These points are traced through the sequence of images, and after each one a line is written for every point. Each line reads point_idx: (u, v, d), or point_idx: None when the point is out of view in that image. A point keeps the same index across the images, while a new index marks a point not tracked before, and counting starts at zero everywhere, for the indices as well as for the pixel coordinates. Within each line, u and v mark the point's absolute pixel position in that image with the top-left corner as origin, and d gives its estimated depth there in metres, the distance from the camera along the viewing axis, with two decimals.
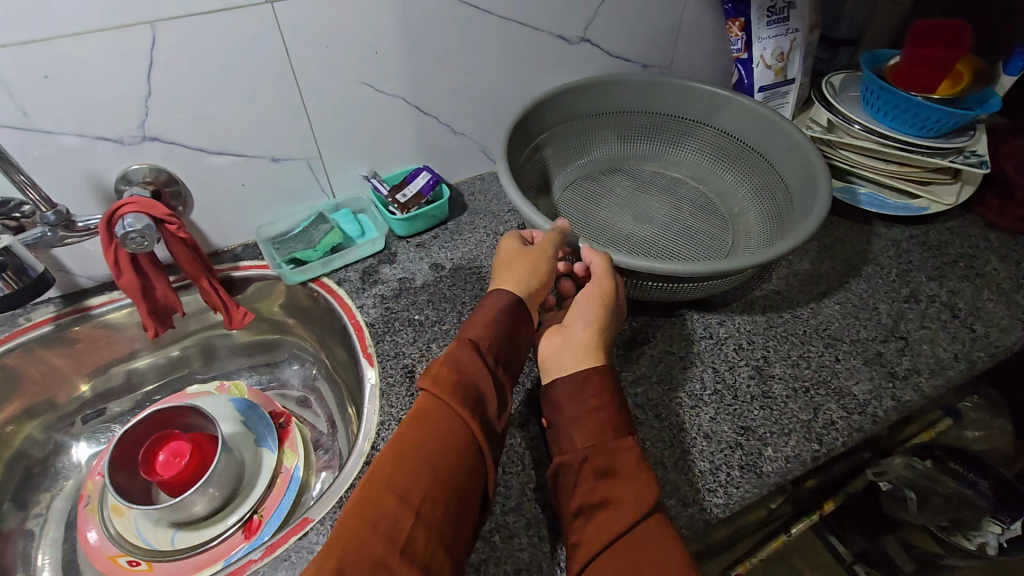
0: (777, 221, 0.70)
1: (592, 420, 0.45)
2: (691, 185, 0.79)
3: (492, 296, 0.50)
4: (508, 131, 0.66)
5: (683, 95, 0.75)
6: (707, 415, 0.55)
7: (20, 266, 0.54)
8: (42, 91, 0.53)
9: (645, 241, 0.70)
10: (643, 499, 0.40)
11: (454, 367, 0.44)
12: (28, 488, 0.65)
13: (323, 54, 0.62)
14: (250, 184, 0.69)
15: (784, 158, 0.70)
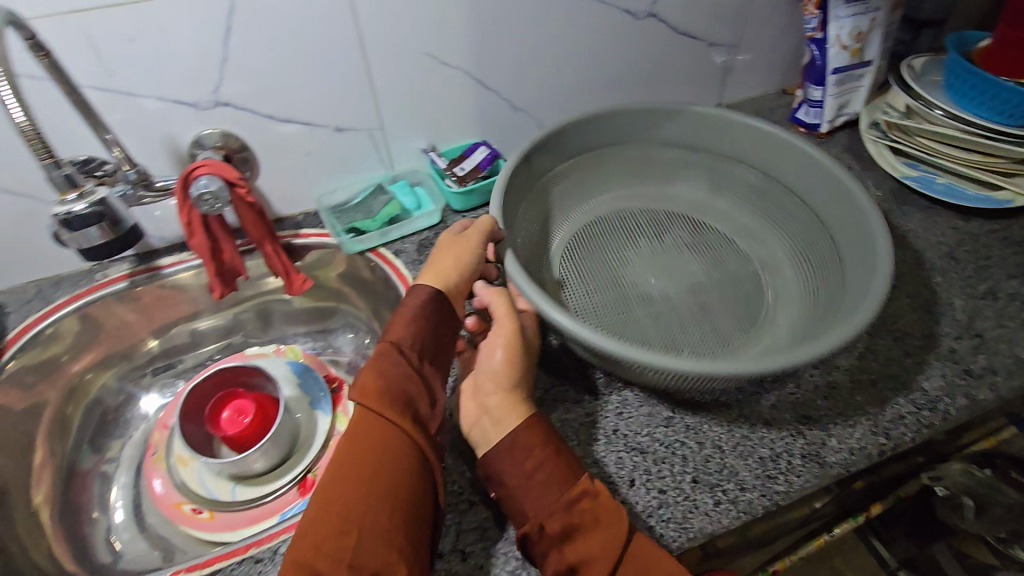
0: (818, 291, 0.62)
1: (541, 485, 0.44)
2: (723, 241, 0.71)
3: (412, 293, 0.52)
4: (512, 165, 0.61)
5: (724, 130, 0.70)
6: (768, 402, 0.54)
7: (116, 217, 0.54)
8: (126, 51, 0.55)
9: (653, 301, 0.64)
10: (610, 547, 0.41)
11: (381, 374, 0.46)
12: (102, 434, 0.69)
13: (389, 25, 0.62)
14: (314, 153, 0.70)
15: (834, 212, 0.63)
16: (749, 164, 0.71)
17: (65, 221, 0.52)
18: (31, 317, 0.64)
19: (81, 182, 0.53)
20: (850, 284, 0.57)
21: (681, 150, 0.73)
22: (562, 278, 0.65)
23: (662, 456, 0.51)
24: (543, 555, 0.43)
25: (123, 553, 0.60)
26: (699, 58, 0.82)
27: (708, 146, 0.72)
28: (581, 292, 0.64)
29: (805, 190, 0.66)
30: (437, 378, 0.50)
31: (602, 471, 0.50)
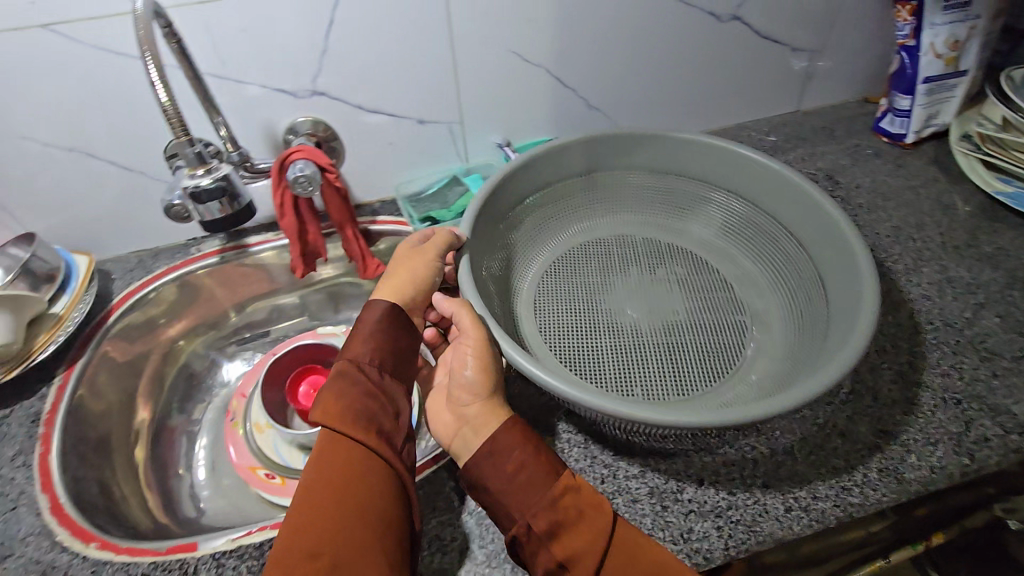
0: (801, 331, 0.60)
1: (525, 485, 0.44)
2: (716, 279, 0.69)
3: (368, 310, 0.53)
4: (479, 194, 0.62)
5: (719, 160, 0.68)
6: (844, 414, 0.53)
7: (236, 193, 0.57)
8: (238, 41, 0.59)
9: (623, 332, 0.63)
10: (595, 542, 0.42)
11: (340, 394, 0.47)
12: (189, 396, 0.73)
13: (477, 20, 0.64)
14: (396, 144, 0.73)
15: (825, 256, 0.60)
16: (745, 198, 0.69)
17: (194, 195, 0.55)
18: (135, 283, 0.70)
19: (209, 160, 0.56)
20: (828, 337, 0.54)
21: (659, 176, 0.72)
22: (530, 301, 0.66)
23: (731, 458, 0.51)
24: (532, 554, 0.43)
25: (206, 509, 0.65)
26: (780, 62, 0.81)
27: (688, 173, 0.71)
28: (549, 319, 0.65)
29: (800, 230, 0.63)
30: (400, 391, 0.51)
31: (671, 469, 0.51)
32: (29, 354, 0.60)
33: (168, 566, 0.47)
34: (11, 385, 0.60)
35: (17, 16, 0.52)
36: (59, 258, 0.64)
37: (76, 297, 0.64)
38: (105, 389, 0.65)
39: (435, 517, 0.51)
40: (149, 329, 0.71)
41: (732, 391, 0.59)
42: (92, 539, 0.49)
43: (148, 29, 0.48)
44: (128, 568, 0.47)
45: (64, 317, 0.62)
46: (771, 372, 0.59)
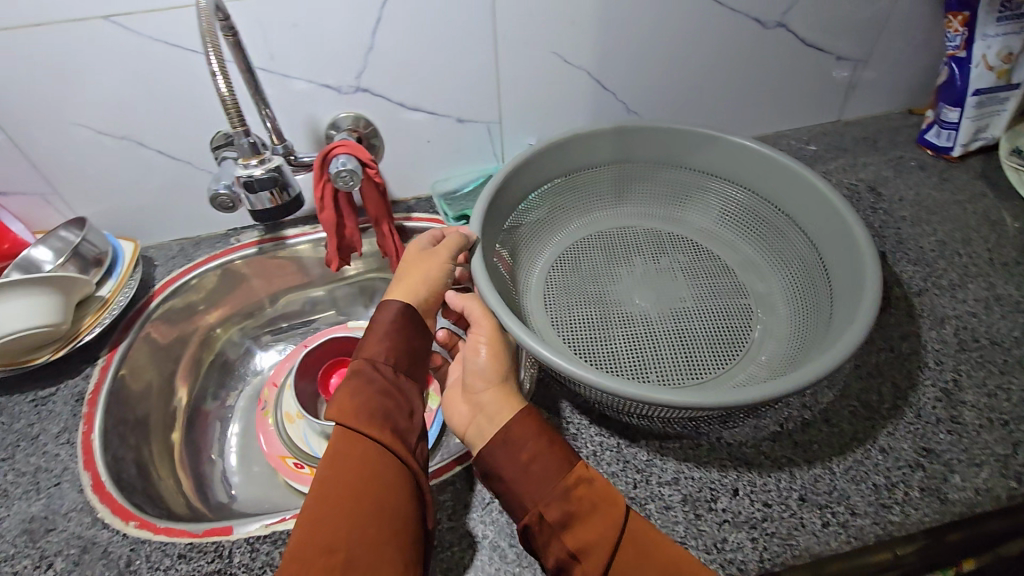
0: (807, 324, 0.58)
1: (538, 475, 0.44)
2: (717, 265, 0.67)
3: (381, 311, 0.53)
4: (488, 188, 0.60)
5: (716, 150, 0.66)
6: (885, 430, 0.52)
7: (286, 184, 0.59)
8: (287, 36, 0.60)
9: (633, 321, 0.62)
10: (607, 534, 0.42)
11: (356, 393, 0.48)
12: (223, 382, 0.75)
13: (521, 20, 0.64)
14: (433, 142, 0.74)
15: (834, 249, 0.58)
16: (745, 186, 0.67)
17: (248, 185, 0.57)
18: (177, 271, 0.72)
19: (262, 150, 0.58)
20: (832, 331, 0.52)
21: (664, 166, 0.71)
22: (539, 295, 0.65)
23: (767, 469, 0.50)
24: (544, 544, 0.43)
25: (237, 494, 0.66)
26: (824, 71, 0.80)
27: (693, 165, 0.69)
28: (560, 313, 0.63)
29: (807, 219, 0.62)
30: (414, 389, 0.52)
31: (705, 476, 0.50)
32: (77, 333, 0.61)
33: (204, 548, 0.48)
34: (58, 365, 0.62)
35: (79, 7, 0.53)
36: (108, 243, 0.66)
37: (121, 281, 0.66)
38: (145, 373, 0.66)
39: (466, 514, 0.50)
40: (188, 316, 0.73)
41: (741, 373, 0.57)
42: (131, 517, 0.50)
43: (208, 19, 0.49)
44: (165, 548, 0.48)
45: (109, 301, 0.64)
46: (780, 354, 0.58)
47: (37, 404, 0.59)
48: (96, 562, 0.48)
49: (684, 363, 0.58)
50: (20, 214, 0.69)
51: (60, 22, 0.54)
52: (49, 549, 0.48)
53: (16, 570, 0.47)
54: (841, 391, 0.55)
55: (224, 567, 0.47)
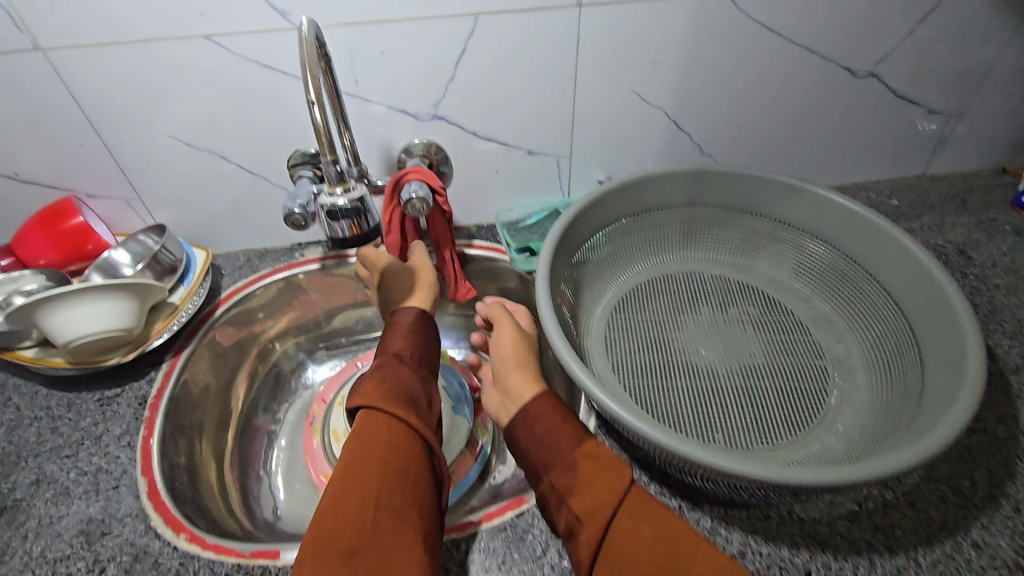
0: (890, 395, 0.54)
1: (549, 444, 0.47)
2: (791, 321, 0.64)
3: (402, 314, 0.61)
4: (557, 227, 0.59)
5: (795, 201, 0.64)
6: (979, 522, 0.48)
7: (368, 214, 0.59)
8: (373, 62, 0.61)
9: (698, 373, 0.59)
10: (606, 500, 0.42)
11: (383, 376, 0.52)
12: (275, 394, 0.76)
13: (606, 58, 0.64)
14: (502, 172, 0.74)
15: (925, 318, 0.54)
16: (826, 242, 0.64)
17: (331, 212, 0.57)
18: (242, 281, 0.73)
19: (347, 179, 0.58)
20: (914, 426, 0.47)
21: (737, 212, 0.68)
22: (602, 338, 0.63)
23: (843, 552, 0.46)
24: (555, 510, 0.45)
25: (281, 511, 0.66)
26: (914, 124, 0.76)
27: (767, 213, 0.67)
28: (624, 358, 0.61)
29: (892, 280, 0.58)
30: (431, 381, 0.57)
31: (775, 552, 0.47)
32: (145, 339, 0.63)
33: (251, 570, 0.47)
34: (126, 366, 0.63)
35: (185, 26, 0.55)
36: (182, 251, 0.68)
37: (191, 289, 0.67)
38: (204, 380, 0.67)
39: (516, 565, 0.47)
40: (248, 326, 0.74)
41: (818, 442, 0.53)
42: (182, 530, 0.50)
43: (310, 53, 0.48)
44: (213, 566, 0.48)
45: (178, 307, 0.66)
46: (861, 424, 0.54)
47: (103, 403, 0.60)
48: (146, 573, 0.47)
49: (752, 422, 0.55)
50: (104, 216, 0.72)
51: (166, 40, 0.56)
52: (103, 553, 0.49)
53: (70, 571, 0.48)
54: (929, 473, 0.51)
55: None
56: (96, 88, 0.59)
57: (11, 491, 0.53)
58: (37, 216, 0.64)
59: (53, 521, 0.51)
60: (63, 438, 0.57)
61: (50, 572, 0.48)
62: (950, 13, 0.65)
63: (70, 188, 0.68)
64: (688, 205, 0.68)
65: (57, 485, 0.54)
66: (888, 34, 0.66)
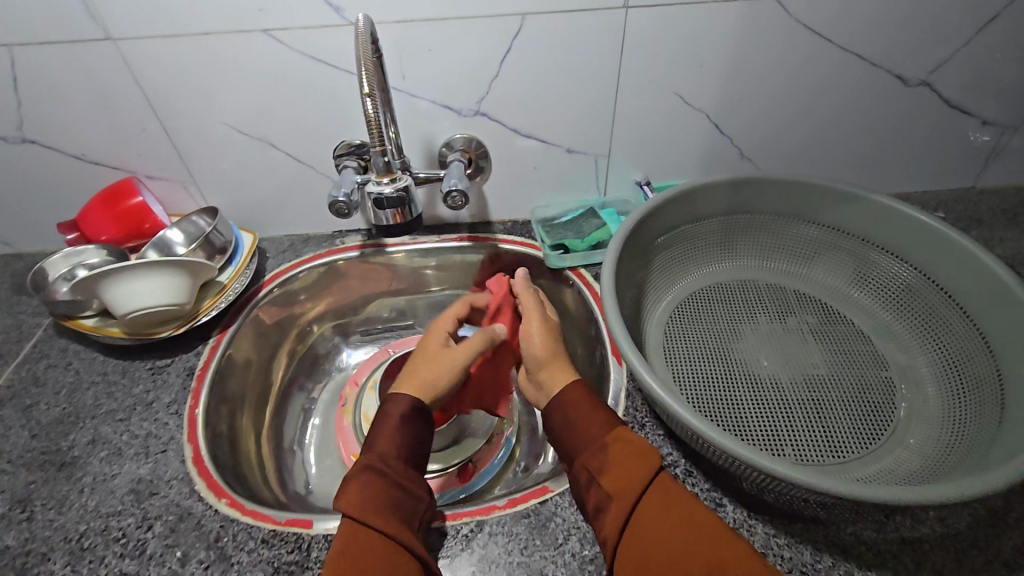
0: (961, 413, 0.53)
1: (582, 427, 0.50)
2: (854, 333, 0.64)
3: (392, 403, 0.53)
4: (620, 232, 0.60)
5: (857, 211, 0.63)
6: (1013, 542, 0.47)
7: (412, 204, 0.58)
8: (422, 59, 0.63)
9: (760, 384, 0.59)
10: (634, 482, 0.44)
11: (365, 489, 0.45)
12: (311, 374, 0.79)
13: (650, 59, 0.64)
14: (540, 169, 0.75)
15: (1001, 331, 0.52)
16: (890, 253, 0.63)
17: (377, 201, 0.56)
18: (284, 265, 0.77)
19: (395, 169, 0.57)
20: (993, 454, 0.46)
21: (798, 222, 0.68)
22: (660, 345, 0.64)
23: (867, 562, 0.46)
24: (585, 489, 0.47)
25: (311, 484, 0.68)
26: (964, 135, 0.74)
27: (827, 222, 0.66)
28: (682, 365, 0.62)
29: (963, 294, 0.56)
30: (420, 478, 0.50)
31: (797, 557, 0.47)
32: (196, 314, 0.67)
33: (285, 537, 0.50)
34: (175, 339, 0.67)
35: (246, 20, 0.58)
36: (232, 233, 0.72)
37: (239, 269, 0.71)
38: (247, 356, 0.70)
39: (538, 550, 0.48)
40: (289, 307, 0.77)
41: (879, 456, 0.53)
42: (223, 495, 0.54)
43: (365, 52, 0.50)
44: (251, 531, 0.50)
45: (226, 287, 0.69)
46: (933, 439, 0.53)
47: (155, 372, 0.64)
48: (190, 532, 0.51)
49: (820, 434, 0.54)
50: (160, 197, 0.76)
51: (227, 33, 0.59)
52: (151, 512, 0.52)
53: (121, 526, 0.51)
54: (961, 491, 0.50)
55: (301, 560, 0.48)
56: (161, 77, 0.63)
57: (70, 449, 0.57)
58: (100, 195, 0.68)
59: (107, 478, 0.55)
60: (117, 402, 0.61)
61: (104, 525, 0.51)
62: (1012, 22, 0.63)
63: (131, 169, 0.72)
64: (748, 212, 0.68)
65: (111, 446, 0.57)
66: (942, 43, 0.64)
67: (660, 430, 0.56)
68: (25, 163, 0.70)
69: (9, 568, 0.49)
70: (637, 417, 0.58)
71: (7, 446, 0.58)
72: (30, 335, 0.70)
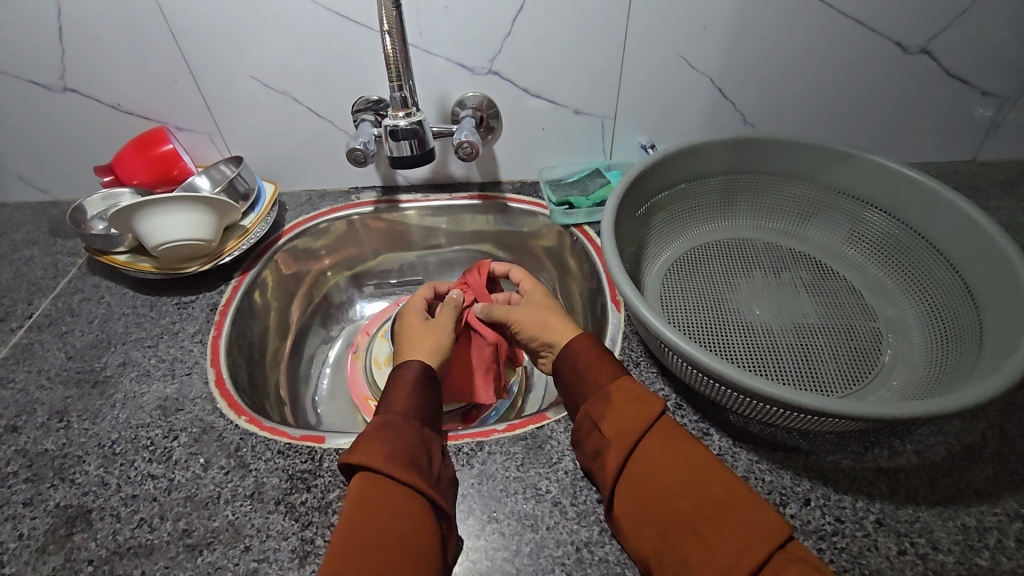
0: (944, 357, 0.55)
1: (588, 376, 0.53)
2: (845, 287, 0.66)
3: (406, 368, 0.55)
4: (622, 183, 0.62)
5: (853, 170, 0.65)
6: (983, 474, 0.49)
7: (423, 139, 0.61)
8: (438, 16, 0.66)
9: (753, 330, 0.62)
10: (634, 426, 0.47)
11: (385, 442, 0.46)
12: (326, 320, 0.83)
13: (657, 21, 0.67)
14: (548, 130, 0.78)
15: (985, 279, 0.55)
16: (883, 211, 0.65)
17: (392, 133, 0.60)
18: (303, 216, 0.81)
19: (411, 106, 0.61)
20: (966, 385, 0.49)
21: (797, 183, 0.70)
22: (658, 294, 0.67)
23: (844, 487, 0.49)
24: (586, 435, 0.50)
25: (323, 419, 0.73)
26: (963, 106, 0.76)
27: (825, 183, 0.68)
28: (678, 312, 0.65)
29: (952, 248, 0.59)
30: (436, 437, 0.51)
31: (777, 480, 0.50)
32: (219, 254, 0.71)
33: (299, 450, 0.54)
34: (200, 279, 0.71)
35: None
36: (255, 183, 0.76)
37: (260, 216, 0.75)
38: (266, 298, 0.75)
39: (533, 467, 0.52)
40: (306, 256, 0.81)
41: (866, 396, 0.56)
42: (243, 413, 0.58)
43: None
44: (268, 443, 0.54)
45: (248, 231, 0.73)
46: (915, 380, 0.56)
47: (181, 306, 0.69)
48: (211, 443, 0.55)
49: (807, 374, 0.57)
50: (188, 148, 0.80)
51: None
52: (177, 425, 0.56)
53: (149, 435, 0.55)
54: (939, 428, 0.53)
55: (313, 468, 0.52)
56: (192, 29, 0.67)
57: (102, 369, 0.62)
58: (133, 141, 0.72)
59: (136, 395, 0.59)
60: (145, 331, 0.66)
61: (133, 435, 0.55)
62: None
63: (162, 119, 0.76)
64: (747, 172, 0.70)
65: (140, 368, 0.62)
66: (943, 10, 0.66)
67: (653, 368, 0.60)
68: (64, 111, 0.75)
69: (48, 467, 0.53)
70: (632, 356, 0.61)
71: (45, 365, 0.62)
72: (67, 272, 0.75)
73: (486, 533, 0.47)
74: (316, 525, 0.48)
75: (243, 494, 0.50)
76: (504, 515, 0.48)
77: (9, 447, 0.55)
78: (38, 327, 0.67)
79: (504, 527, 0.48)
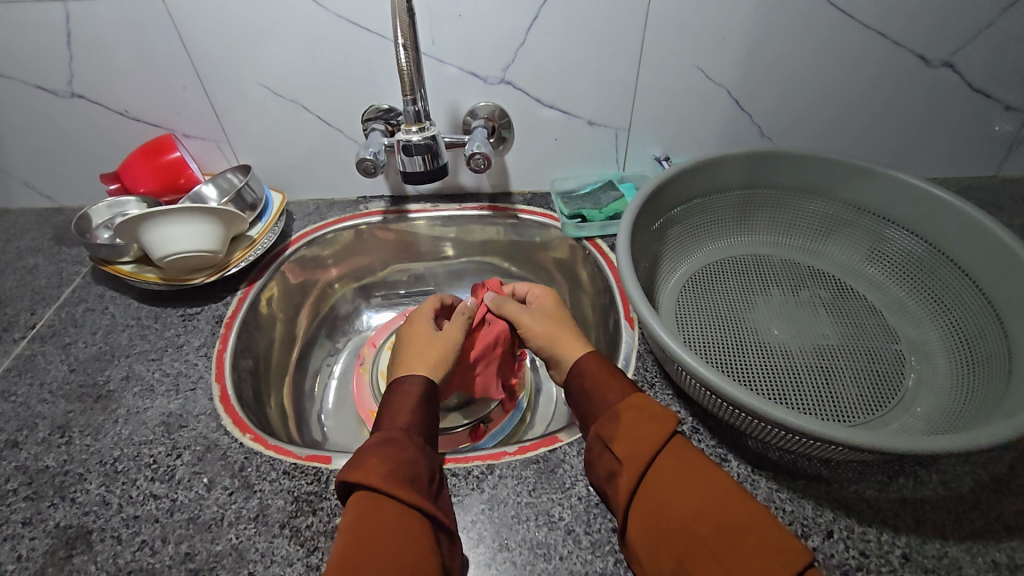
0: (970, 383, 0.54)
1: (598, 395, 0.51)
2: (865, 306, 0.65)
3: (406, 381, 0.54)
4: (637, 198, 0.61)
5: (872, 187, 0.64)
6: (1013, 507, 0.47)
7: (436, 153, 0.60)
8: (450, 24, 0.64)
9: (770, 351, 0.60)
10: (644, 448, 0.45)
11: (385, 458, 0.45)
12: (332, 332, 0.82)
13: (674, 32, 0.65)
14: (561, 140, 0.77)
15: (1013, 303, 0.53)
16: (904, 228, 0.64)
17: (406, 147, 0.59)
18: (310, 226, 0.80)
19: (424, 119, 0.60)
20: (996, 416, 0.47)
21: (814, 198, 0.69)
22: (672, 312, 0.65)
23: (867, 518, 0.47)
24: (598, 457, 0.48)
25: (329, 434, 0.71)
26: (985, 119, 0.74)
27: (844, 199, 0.67)
28: (694, 332, 0.63)
29: (977, 268, 0.57)
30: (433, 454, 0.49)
31: (798, 510, 0.48)
32: (225, 265, 0.70)
33: (305, 471, 0.52)
34: (206, 290, 0.70)
35: None
36: (263, 192, 0.74)
37: (268, 226, 0.74)
38: (272, 309, 0.73)
39: (546, 492, 0.50)
40: (313, 267, 0.80)
41: (888, 421, 0.54)
42: (247, 430, 0.56)
43: None
44: (273, 463, 0.53)
45: (256, 241, 0.72)
46: (940, 407, 0.54)
47: (186, 318, 0.67)
48: (216, 462, 0.53)
49: (828, 398, 0.55)
50: (195, 156, 0.79)
51: None
52: (180, 442, 0.55)
53: (152, 453, 0.54)
54: (966, 458, 0.51)
55: (320, 490, 0.51)
56: (201, 35, 0.65)
57: (105, 383, 0.61)
58: (139, 149, 0.71)
59: (139, 411, 0.58)
60: (149, 344, 0.64)
61: (136, 452, 0.54)
62: None
63: (169, 126, 0.75)
64: (763, 186, 0.69)
65: (144, 382, 0.60)
66: (968, 22, 0.64)
67: (669, 390, 0.58)
68: (70, 118, 0.74)
69: (48, 485, 0.52)
70: (647, 376, 0.60)
71: (48, 378, 0.61)
72: (71, 282, 0.74)
73: (498, 562, 0.46)
74: (322, 550, 0.47)
75: (247, 517, 0.49)
76: (516, 543, 0.47)
77: (9, 462, 0.54)
78: (41, 337, 0.66)
79: (515, 556, 0.46)
